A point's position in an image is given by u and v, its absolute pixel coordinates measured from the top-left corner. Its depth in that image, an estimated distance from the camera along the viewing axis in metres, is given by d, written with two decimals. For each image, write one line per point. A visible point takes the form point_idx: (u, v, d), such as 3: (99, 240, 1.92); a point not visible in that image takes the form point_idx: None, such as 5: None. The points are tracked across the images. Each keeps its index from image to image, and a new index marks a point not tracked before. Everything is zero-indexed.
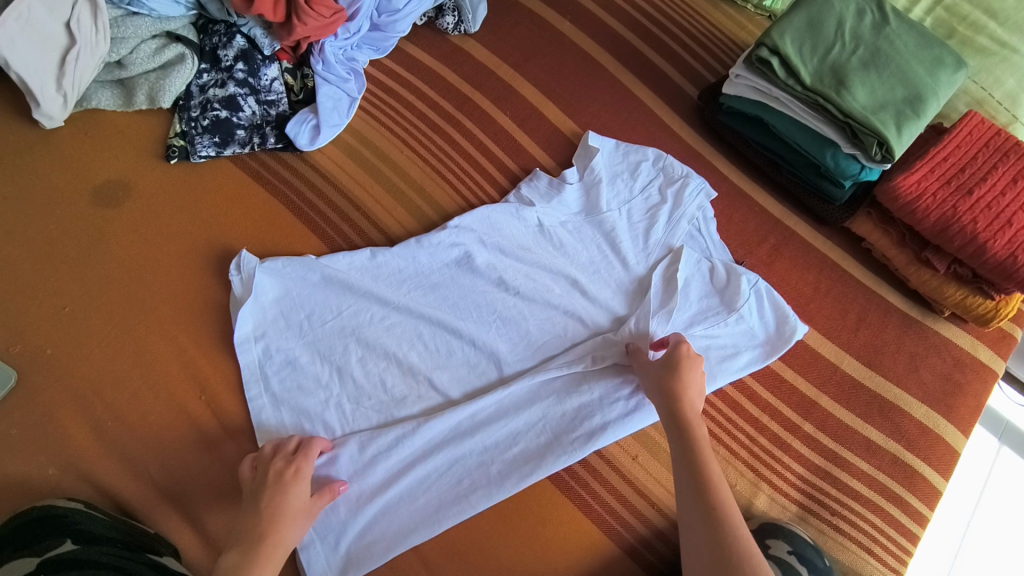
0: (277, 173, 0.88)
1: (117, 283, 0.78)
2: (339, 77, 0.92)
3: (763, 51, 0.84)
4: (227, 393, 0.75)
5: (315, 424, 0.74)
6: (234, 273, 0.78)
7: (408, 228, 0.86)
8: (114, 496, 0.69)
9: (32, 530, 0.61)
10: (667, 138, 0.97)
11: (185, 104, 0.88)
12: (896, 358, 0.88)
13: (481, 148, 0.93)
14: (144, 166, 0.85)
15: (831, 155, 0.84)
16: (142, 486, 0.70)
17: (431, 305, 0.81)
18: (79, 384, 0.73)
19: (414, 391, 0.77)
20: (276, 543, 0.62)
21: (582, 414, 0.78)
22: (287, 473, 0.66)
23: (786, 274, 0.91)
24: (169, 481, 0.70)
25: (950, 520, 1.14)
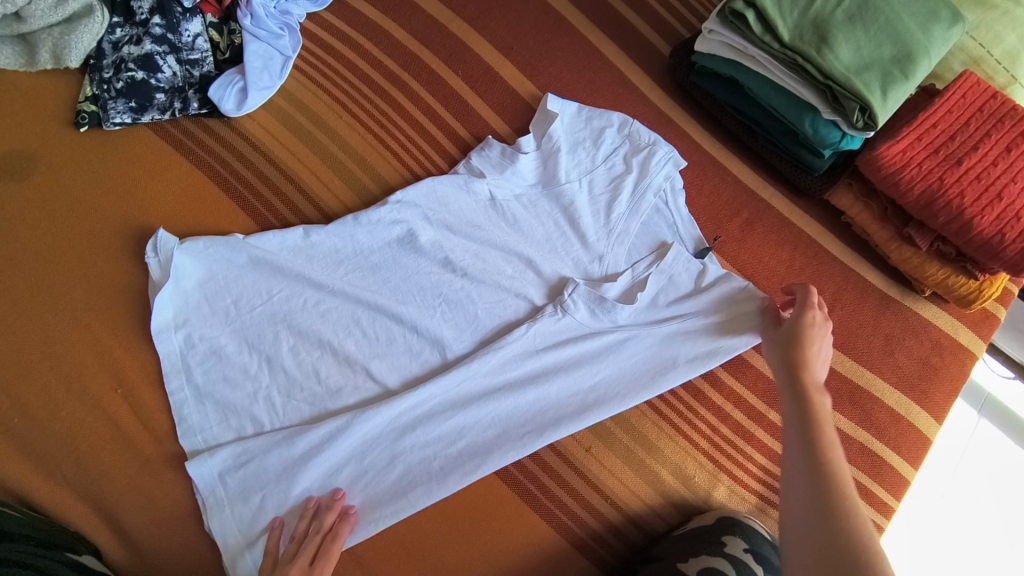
0: (201, 142, 0.79)
1: (23, 266, 0.71)
2: (271, 33, 0.83)
3: (737, 3, 0.75)
4: (147, 385, 0.70)
5: (246, 417, 0.69)
6: (150, 255, 0.71)
7: (347, 203, 0.79)
8: (24, 498, 0.64)
9: None
10: (634, 102, 0.89)
11: (96, 63, 0.80)
12: (870, 341, 0.83)
13: (429, 114, 0.84)
14: (52, 135, 0.77)
15: (810, 121, 0.76)
16: (55, 486, 0.65)
17: (371, 290, 0.75)
18: None
19: (351, 381, 0.72)
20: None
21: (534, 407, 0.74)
22: None
23: (758, 251, 0.85)
24: (85, 481, 0.66)
25: (923, 499, 1.12)
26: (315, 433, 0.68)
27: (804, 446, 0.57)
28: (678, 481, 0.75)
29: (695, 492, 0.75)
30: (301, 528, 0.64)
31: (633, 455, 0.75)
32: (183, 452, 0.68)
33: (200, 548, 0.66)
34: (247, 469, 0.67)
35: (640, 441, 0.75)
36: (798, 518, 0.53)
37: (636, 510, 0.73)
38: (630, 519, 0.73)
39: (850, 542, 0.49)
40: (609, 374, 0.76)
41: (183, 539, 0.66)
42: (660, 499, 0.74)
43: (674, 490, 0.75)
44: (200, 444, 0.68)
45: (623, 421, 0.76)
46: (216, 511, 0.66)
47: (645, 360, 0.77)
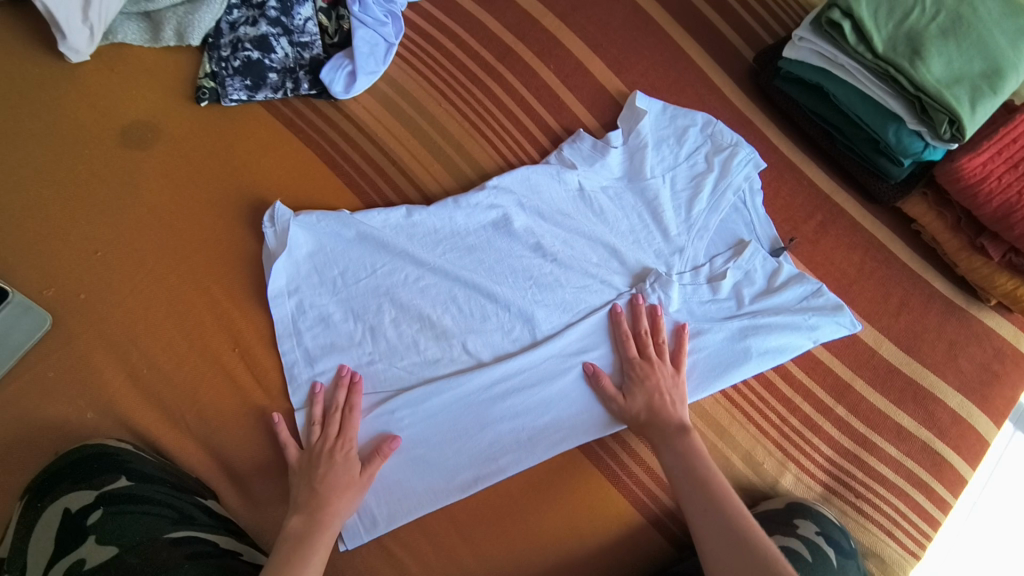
0: (311, 122, 0.84)
1: (150, 230, 0.77)
2: (377, 21, 0.87)
3: (834, 13, 0.77)
4: (261, 347, 0.75)
5: (352, 379, 0.74)
6: (268, 226, 0.76)
7: (445, 187, 0.84)
8: (153, 444, 0.70)
9: (88, 465, 0.64)
10: (717, 103, 0.92)
11: (214, 42, 0.84)
12: (935, 345, 0.86)
13: (522, 106, 0.88)
14: (174, 108, 0.82)
15: (894, 131, 0.79)
16: (179, 433, 0.71)
17: (467, 269, 0.79)
18: (115, 330, 0.73)
19: (447, 354, 0.77)
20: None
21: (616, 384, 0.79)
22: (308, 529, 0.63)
23: (830, 253, 0.88)
24: (205, 430, 0.71)
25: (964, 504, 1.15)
26: (419, 397, 0.73)
27: (702, 502, 0.67)
28: (747, 467, 0.79)
29: (763, 477, 0.79)
30: (319, 412, 0.71)
31: (706, 440, 0.79)
32: (293, 408, 0.73)
33: None
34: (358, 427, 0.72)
35: (713, 427, 0.80)
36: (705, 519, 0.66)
37: None
38: None
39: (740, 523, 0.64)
40: (683, 358, 0.80)
41: None
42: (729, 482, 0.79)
43: (743, 474, 0.79)
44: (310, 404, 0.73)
45: (697, 406, 0.80)
46: None
47: (717, 351, 0.80)
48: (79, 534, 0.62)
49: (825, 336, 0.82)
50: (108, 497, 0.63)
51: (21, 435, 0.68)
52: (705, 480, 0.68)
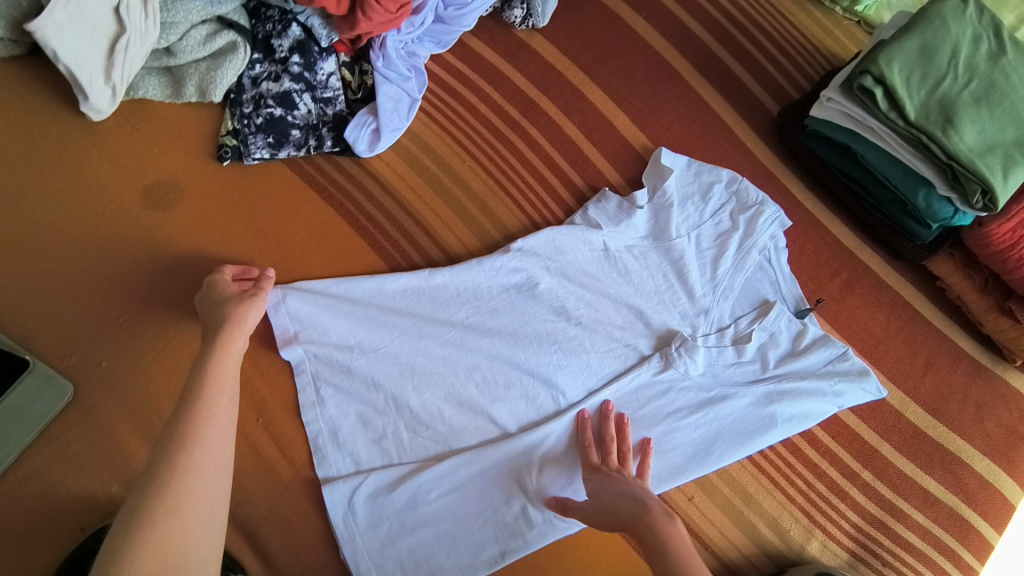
0: (333, 180, 0.83)
1: (172, 294, 0.76)
2: (400, 75, 0.86)
3: (866, 80, 0.76)
4: (285, 416, 0.74)
5: (379, 451, 0.73)
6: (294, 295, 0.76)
7: (469, 246, 0.83)
8: None
9: None
10: (742, 158, 0.92)
11: (236, 97, 0.83)
12: (961, 407, 0.85)
13: (546, 162, 0.88)
14: (196, 167, 0.81)
15: (924, 195, 0.78)
16: None
17: (490, 335, 0.78)
18: (138, 399, 0.72)
19: (472, 422, 0.76)
20: (190, 495, 0.53)
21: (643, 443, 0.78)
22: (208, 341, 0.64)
23: (856, 312, 0.88)
24: (230, 502, 0.70)
25: None
26: (448, 469, 0.72)
27: None
28: (774, 534, 0.79)
29: (791, 544, 0.78)
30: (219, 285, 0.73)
31: (732, 505, 0.79)
32: (317, 478, 0.72)
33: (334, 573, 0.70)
34: (393, 498, 0.71)
35: (739, 492, 0.79)
36: None
37: (733, 559, 0.77)
38: (728, 567, 0.77)
39: None
40: (708, 423, 0.79)
41: (318, 564, 0.70)
42: (755, 550, 0.78)
43: (770, 541, 0.78)
44: (336, 477, 0.72)
45: (724, 473, 0.80)
46: (349, 540, 0.69)
47: (742, 417, 0.79)
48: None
49: (850, 401, 0.81)
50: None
51: (42, 512, 0.66)
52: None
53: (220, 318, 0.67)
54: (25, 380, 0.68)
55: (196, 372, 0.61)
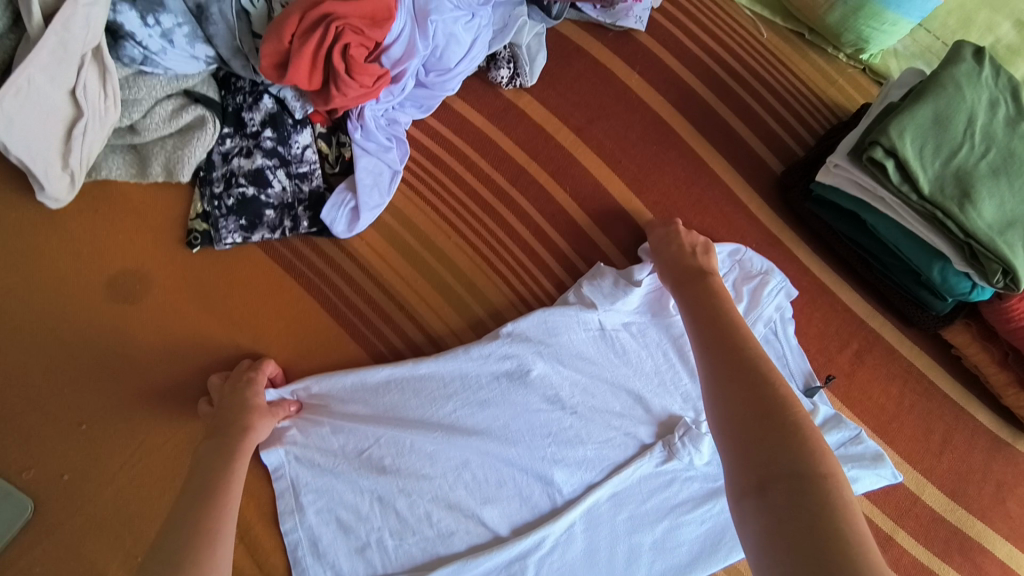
0: (311, 263, 0.78)
1: (137, 396, 0.70)
2: (380, 146, 0.81)
3: (877, 151, 0.71)
4: (263, 526, 0.69)
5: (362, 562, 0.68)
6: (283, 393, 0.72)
7: (456, 329, 0.78)
8: None
9: None
10: (744, 222, 0.87)
11: (206, 175, 0.78)
12: (981, 487, 0.81)
13: (538, 234, 0.83)
14: (164, 254, 0.76)
15: (939, 270, 0.74)
16: None
17: (482, 429, 0.73)
18: (103, 513, 0.67)
19: (462, 527, 0.70)
20: None
21: (646, 541, 0.73)
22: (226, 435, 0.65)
23: (868, 386, 0.83)
24: None
25: None
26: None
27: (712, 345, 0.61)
28: None
29: None
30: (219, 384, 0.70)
31: None
32: None
33: None
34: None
35: None
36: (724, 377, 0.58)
37: None
38: None
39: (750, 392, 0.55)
40: (712, 517, 0.74)
41: None
42: None
43: None
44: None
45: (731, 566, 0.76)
46: None
47: None
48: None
49: (864, 486, 0.76)
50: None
51: None
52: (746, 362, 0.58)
53: (236, 426, 0.66)
54: None
55: (212, 478, 0.61)
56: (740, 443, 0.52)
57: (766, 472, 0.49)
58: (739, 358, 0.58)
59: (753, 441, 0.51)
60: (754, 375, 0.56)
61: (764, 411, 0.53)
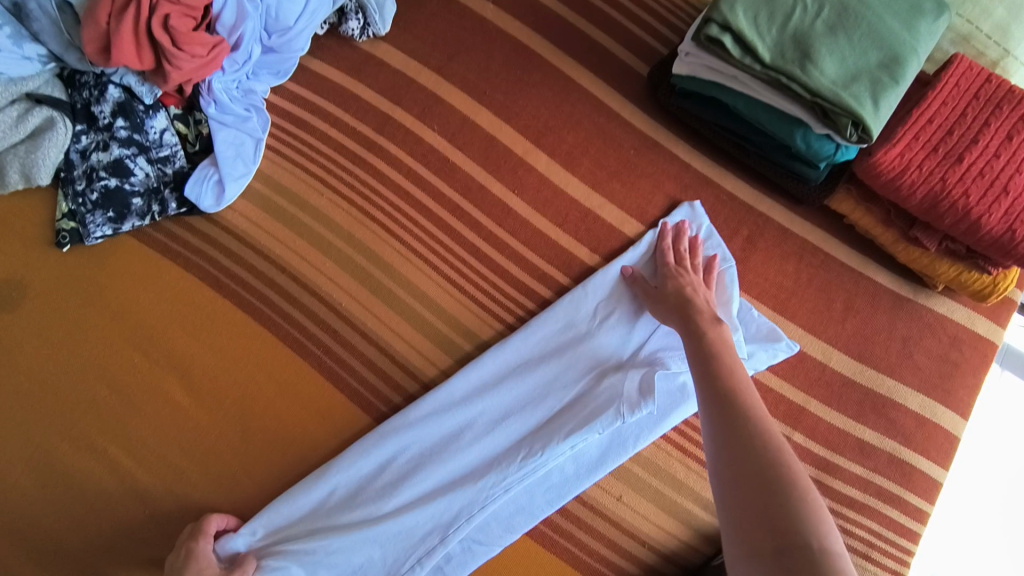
0: (187, 242, 0.78)
1: (24, 398, 0.71)
2: (239, 117, 0.81)
3: (711, 29, 0.71)
4: (170, 499, 0.70)
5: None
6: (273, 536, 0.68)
7: (342, 283, 0.77)
8: None
9: None
10: (619, 130, 0.87)
11: (67, 176, 0.78)
12: (887, 345, 0.81)
13: (413, 178, 0.82)
14: (37, 258, 0.76)
15: (802, 137, 0.73)
16: None
17: (411, 429, 0.72)
18: (10, 513, 0.68)
19: (379, 483, 0.70)
20: None
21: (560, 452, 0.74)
22: (178, 556, 0.65)
23: (763, 269, 0.83)
24: None
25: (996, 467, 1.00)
26: (401, 572, 0.68)
27: (718, 412, 0.56)
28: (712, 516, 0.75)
29: None
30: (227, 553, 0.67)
31: (665, 497, 0.75)
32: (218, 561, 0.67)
33: None
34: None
35: (670, 482, 0.76)
36: (726, 448, 0.52)
37: (673, 549, 0.75)
38: (668, 559, 0.75)
39: (770, 473, 0.49)
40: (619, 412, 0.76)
41: None
42: (694, 534, 0.75)
43: (708, 524, 0.75)
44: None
45: (650, 463, 0.76)
46: None
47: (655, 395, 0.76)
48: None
49: (762, 363, 0.78)
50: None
51: None
52: (758, 436, 0.52)
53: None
54: None
55: None
56: (747, 518, 0.47)
57: (780, 547, 0.45)
58: (746, 430, 0.53)
59: (755, 519, 0.47)
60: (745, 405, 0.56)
61: (769, 482, 0.49)
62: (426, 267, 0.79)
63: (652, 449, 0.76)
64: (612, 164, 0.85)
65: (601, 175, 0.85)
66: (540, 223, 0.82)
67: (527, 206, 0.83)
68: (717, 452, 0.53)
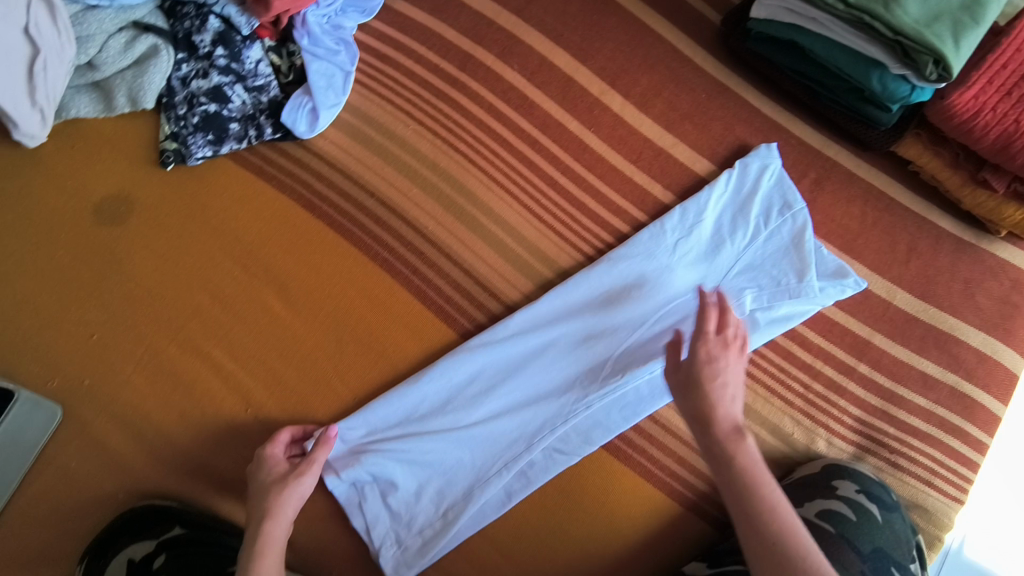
0: (281, 167, 0.82)
1: (136, 305, 0.77)
2: (329, 50, 0.84)
3: None
4: (272, 401, 0.75)
5: (407, 478, 0.73)
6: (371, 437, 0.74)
7: (429, 209, 0.81)
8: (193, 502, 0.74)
9: (144, 520, 0.72)
10: (690, 75, 0.90)
11: (169, 101, 0.82)
12: (950, 286, 0.84)
13: (494, 114, 0.85)
14: (142, 177, 0.81)
15: (878, 78, 0.76)
16: (214, 490, 0.74)
17: (496, 348, 0.77)
18: (125, 409, 0.75)
19: (466, 395, 0.76)
20: None
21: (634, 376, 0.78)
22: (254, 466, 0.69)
23: (830, 210, 0.86)
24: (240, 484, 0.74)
25: None
26: (485, 475, 0.74)
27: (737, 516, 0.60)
28: (777, 439, 0.80)
29: (795, 447, 0.80)
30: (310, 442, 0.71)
31: None
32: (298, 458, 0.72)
33: (346, 539, 0.74)
34: (446, 519, 0.73)
35: None
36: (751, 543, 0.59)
37: None
38: None
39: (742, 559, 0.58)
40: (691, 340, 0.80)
41: (329, 536, 0.73)
42: (759, 456, 0.79)
43: (773, 447, 0.80)
44: (392, 535, 0.73)
45: None
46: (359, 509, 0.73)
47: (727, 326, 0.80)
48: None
49: (829, 299, 0.81)
50: (166, 545, 0.72)
51: (59, 523, 0.72)
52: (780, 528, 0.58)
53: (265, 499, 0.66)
54: (13, 409, 0.70)
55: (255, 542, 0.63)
56: None
57: None
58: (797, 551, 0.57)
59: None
60: (755, 486, 0.60)
61: None
62: (507, 198, 0.83)
63: None
64: (684, 107, 0.88)
65: (673, 117, 0.88)
66: (615, 160, 0.86)
67: (603, 144, 0.86)
68: (739, 514, 0.60)
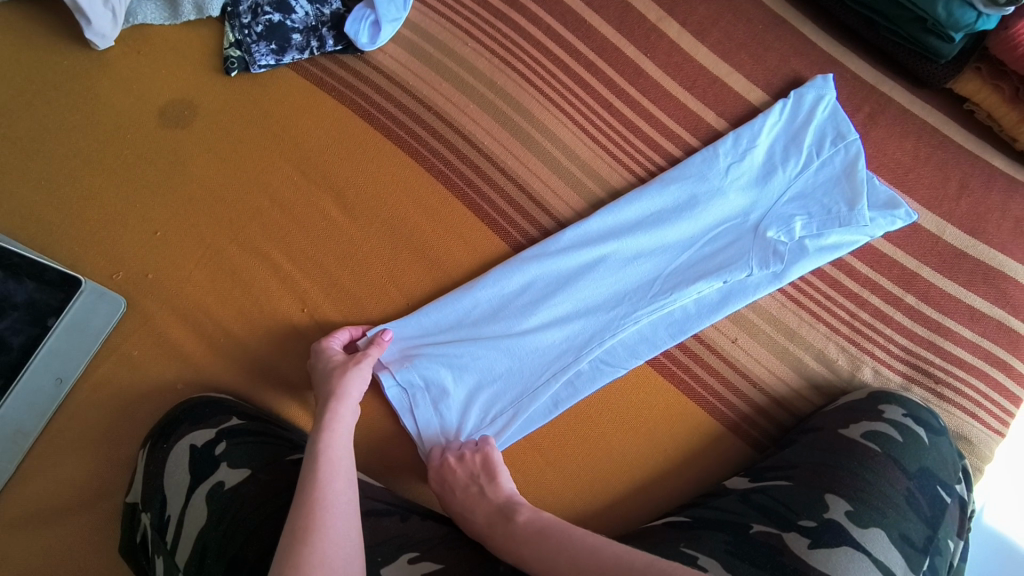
0: (341, 78, 0.83)
1: (198, 206, 0.79)
2: None
3: None
4: (328, 303, 0.77)
5: (456, 382, 0.75)
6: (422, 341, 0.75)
7: (485, 126, 0.83)
8: (248, 397, 0.76)
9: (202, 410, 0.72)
10: (748, 6, 0.89)
11: (233, 10, 0.82)
12: (1000, 224, 0.84)
13: (551, 36, 0.86)
14: (205, 82, 0.82)
15: (943, 4, 0.75)
16: (269, 386, 0.76)
17: (547, 261, 0.78)
18: (187, 303, 0.77)
19: (517, 305, 0.77)
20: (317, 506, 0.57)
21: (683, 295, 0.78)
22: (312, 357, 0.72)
23: (883, 145, 0.86)
24: (294, 381, 0.77)
25: None
26: (533, 382, 0.75)
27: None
28: (821, 365, 0.81)
29: (838, 373, 0.81)
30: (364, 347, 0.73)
31: (777, 344, 0.80)
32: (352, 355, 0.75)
33: (396, 439, 0.76)
34: (492, 424, 0.75)
35: (783, 330, 0.81)
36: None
37: (782, 393, 0.80)
38: (777, 401, 0.80)
39: None
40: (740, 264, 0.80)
41: (380, 434, 0.76)
42: (803, 382, 0.80)
43: (817, 372, 0.81)
44: (440, 437, 0.74)
45: (765, 312, 0.81)
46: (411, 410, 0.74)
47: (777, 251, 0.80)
48: (212, 462, 0.68)
49: (879, 230, 0.81)
50: (227, 432, 0.70)
51: (121, 409, 0.74)
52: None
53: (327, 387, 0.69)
54: (80, 298, 0.73)
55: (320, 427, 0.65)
56: None
57: None
58: None
59: None
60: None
61: None
62: (562, 118, 0.84)
63: (767, 299, 0.81)
64: (741, 37, 0.88)
65: (729, 46, 0.88)
66: (670, 86, 0.86)
67: (658, 69, 0.86)
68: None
